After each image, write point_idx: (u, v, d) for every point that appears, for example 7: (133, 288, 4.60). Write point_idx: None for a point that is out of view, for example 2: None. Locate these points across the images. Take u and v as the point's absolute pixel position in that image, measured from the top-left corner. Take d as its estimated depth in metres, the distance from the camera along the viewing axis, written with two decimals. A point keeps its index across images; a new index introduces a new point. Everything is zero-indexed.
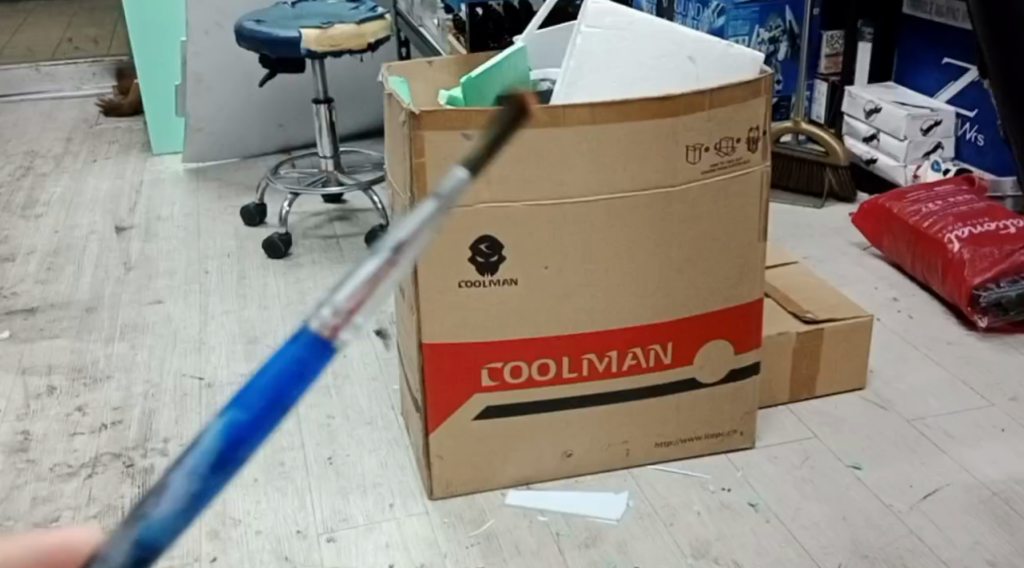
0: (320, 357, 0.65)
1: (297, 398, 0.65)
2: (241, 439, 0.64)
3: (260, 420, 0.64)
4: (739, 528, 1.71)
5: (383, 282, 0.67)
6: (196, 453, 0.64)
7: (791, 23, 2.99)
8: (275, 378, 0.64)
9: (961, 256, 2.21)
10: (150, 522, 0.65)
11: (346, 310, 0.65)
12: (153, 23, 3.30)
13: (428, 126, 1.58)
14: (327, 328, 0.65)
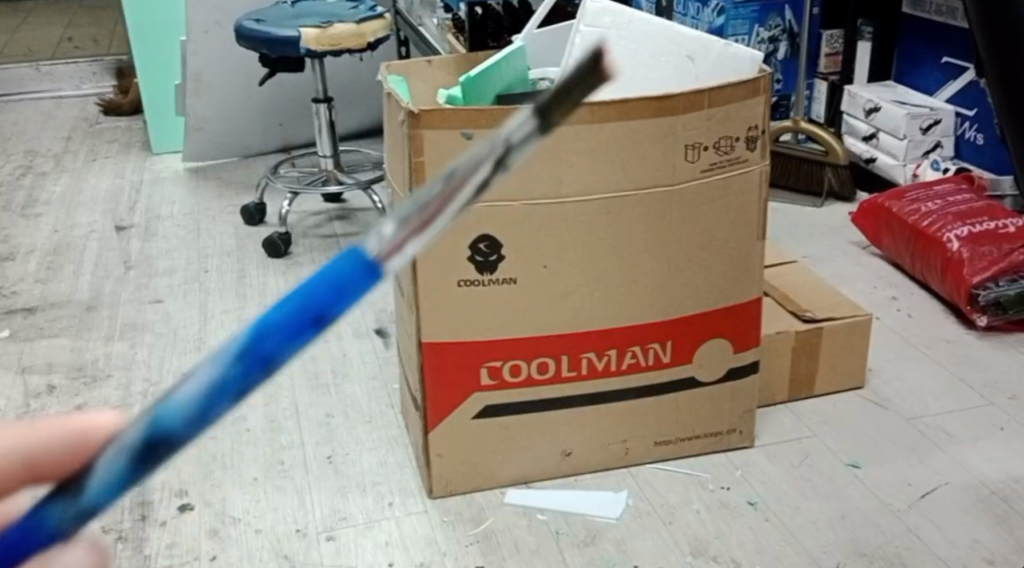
0: (370, 278, 0.50)
1: (340, 315, 0.50)
2: (264, 355, 0.49)
3: (290, 334, 0.49)
4: (738, 527, 1.71)
5: (467, 198, 0.51)
6: (210, 362, 0.50)
7: (791, 23, 2.99)
8: (318, 285, 0.49)
9: (960, 255, 2.21)
10: (143, 435, 0.50)
11: (413, 239, 0.51)
12: (152, 22, 3.30)
13: (428, 125, 1.58)
14: (388, 246, 0.50)
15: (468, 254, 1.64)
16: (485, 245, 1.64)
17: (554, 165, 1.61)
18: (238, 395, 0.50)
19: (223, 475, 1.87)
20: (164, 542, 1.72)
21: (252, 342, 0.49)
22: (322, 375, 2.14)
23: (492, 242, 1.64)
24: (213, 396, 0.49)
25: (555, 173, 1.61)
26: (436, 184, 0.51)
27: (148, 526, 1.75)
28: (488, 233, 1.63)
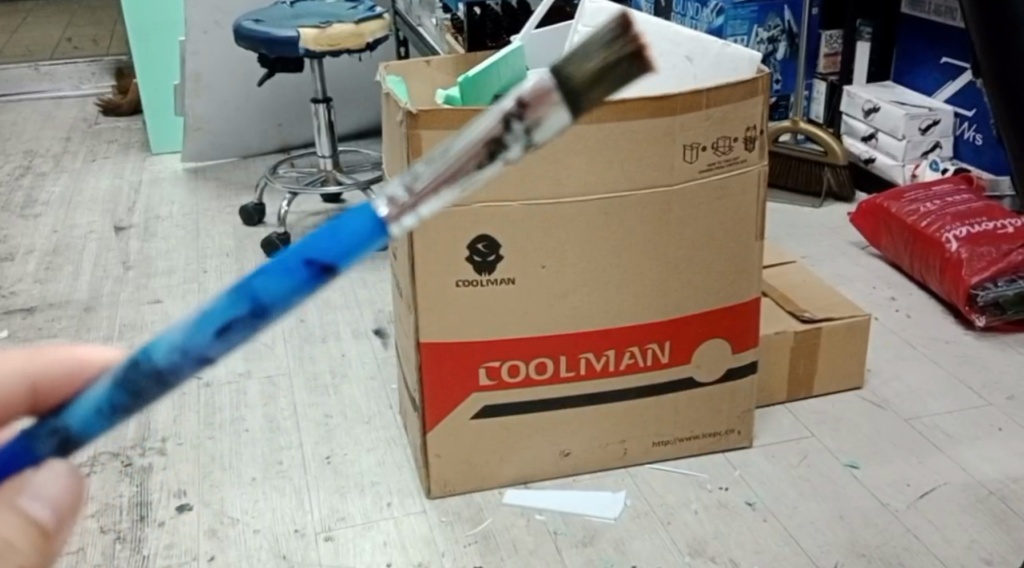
0: (360, 236, 0.69)
1: (331, 266, 0.68)
2: (269, 289, 0.68)
3: (290, 273, 0.68)
4: (736, 527, 1.71)
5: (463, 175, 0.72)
6: (230, 288, 0.69)
7: (790, 23, 2.99)
8: (316, 238, 0.68)
9: (959, 256, 2.21)
10: (174, 334, 0.70)
11: (408, 199, 0.71)
12: (151, 22, 3.30)
13: (426, 125, 1.58)
14: (389, 211, 0.70)
15: (467, 253, 1.64)
16: (483, 245, 1.64)
17: (553, 165, 1.61)
18: (234, 311, 0.69)
19: (222, 475, 1.87)
20: (163, 542, 1.72)
21: (260, 269, 0.68)
22: (321, 375, 2.15)
23: (490, 241, 1.64)
24: (226, 303, 0.69)
25: (553, 172, 1.61)
26: (439, 165, 0.72)
27: (147, 526, 1.75)
28: (487, 233, 1.63)
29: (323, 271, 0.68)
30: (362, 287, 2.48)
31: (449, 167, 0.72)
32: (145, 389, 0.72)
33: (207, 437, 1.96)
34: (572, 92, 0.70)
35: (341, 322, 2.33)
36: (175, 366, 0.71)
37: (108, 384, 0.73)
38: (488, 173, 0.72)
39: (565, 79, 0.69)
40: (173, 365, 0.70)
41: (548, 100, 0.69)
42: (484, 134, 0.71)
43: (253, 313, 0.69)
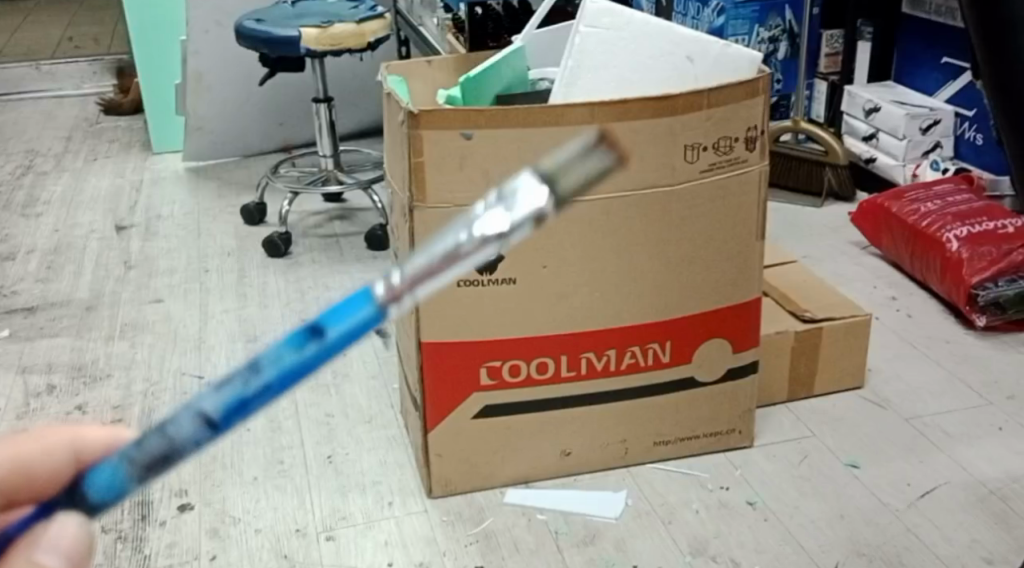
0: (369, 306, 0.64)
1: (337, 338, 0.64)
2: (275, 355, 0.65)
3: (295, 338, 0.65)
4: (737, 526, 1.72)
5: (444, 274, 0.63)
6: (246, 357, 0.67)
7: (791, 23, 2.98)
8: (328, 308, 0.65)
9: (959, 256, 2.21)
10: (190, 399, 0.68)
11: (402, 281, 0.64)
12: (152, 22, 3.30)
13: (427, 125, 1.58)
14: (387, 291, 0.64)
15: None
16: None
17: None
18: (235, 375, 0.66)
19: (223, 474, 1.87)
20: (164, 541, 1.72)
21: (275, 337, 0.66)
22: (322, 374, 2.15)
23: None
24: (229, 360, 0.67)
25: None
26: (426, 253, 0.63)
27: (149, 525, 1.76)
28: None
29: (319, 331, 0.65)
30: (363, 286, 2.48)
31: (438, 256, 0.63)
32: (158, 457, 0.69)
33: None
34: (555, 191, 0.61)
35: None
36: (173, 430, 0.68)
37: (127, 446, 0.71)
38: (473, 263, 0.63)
39: (556, 180, 0.61)
40: (174, 424, 0.68)
41: (534, 198, 0.62)
42: (473, 225, 0.62)
43: (246, 371, 0.66)
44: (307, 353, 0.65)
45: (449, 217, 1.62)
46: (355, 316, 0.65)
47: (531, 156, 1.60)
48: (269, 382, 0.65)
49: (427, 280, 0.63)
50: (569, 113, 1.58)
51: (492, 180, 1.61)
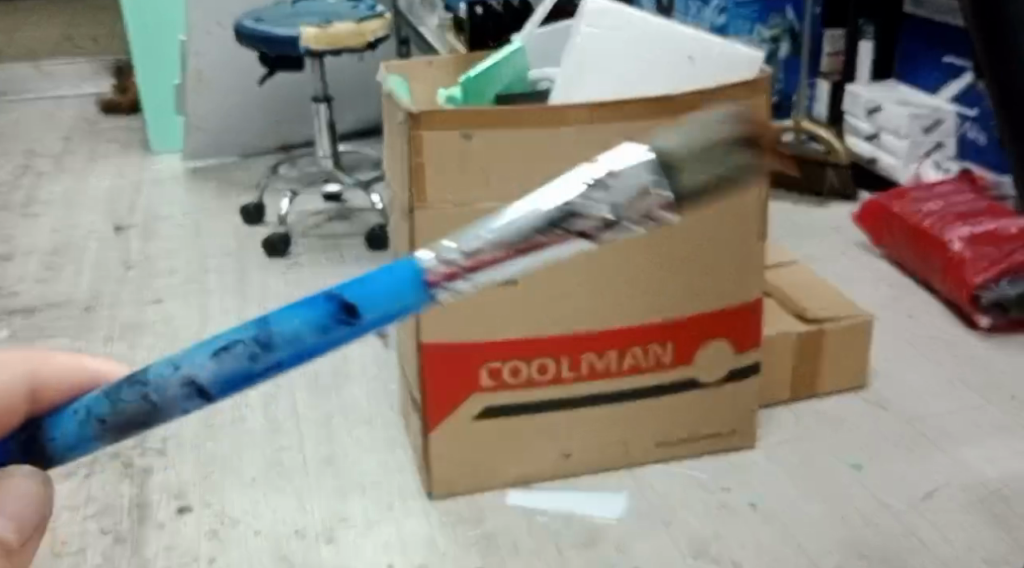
0: (404, 292, 0.75)
1: (363, 323, 0.74)
2: (300, 330, 0.75)
3: (326, 317, 0.74)
4: (738, 527, 1.71)
5: (530, 256, 0.75)
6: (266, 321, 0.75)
7: (793, 21, 3.03)
8: (355, 291, 0.74)
9: (961, 256, 2.20)
10: (205, 347, 0.76)
11: (462, 264, 0.75)
12: (153, 18, 3.29)
13: (428, 125, 1.57)
14: (432, 273, 0.74)
15: None
16: None
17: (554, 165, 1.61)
18: (256, 337, 0.75)
19: (223, 475, 1.86)
20: (163, 542, 1.72)
21: (296, 307, 0.75)
22: (322, 375, 2.14)
23: None
24: (240, 326, 0.76)
25: (554, 173, 1.61)
26: (499, 237, 0.75)
27: (148, 527, 1.75)
28: None
29: (350, 316, 0.74)
30: None
31: (512, 242, 0.75)
32: (163, 390, 0.78)
33: (208, 439, 1.96)
34: (671, 179, 0.74)
35: None
36: (183, 369, 0.77)
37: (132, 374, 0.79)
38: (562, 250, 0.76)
39: (675, 168, 0.74)
40: (186, 365, 0.77)
41: (646, 184, 0.75)
42: (543, 209, 0.75)
43: (266, 336, 0.75)
44: (335, 333, 0.75)
45: (449, 218, 1.61)
46: (384, 309, 0.74)
47: (532, 156, 1.59)
48: (289, 352, 0.75)
49: (494, 266, 0.75)
50: (569, 113, 1.58)
51: (492, 181, 1.61)
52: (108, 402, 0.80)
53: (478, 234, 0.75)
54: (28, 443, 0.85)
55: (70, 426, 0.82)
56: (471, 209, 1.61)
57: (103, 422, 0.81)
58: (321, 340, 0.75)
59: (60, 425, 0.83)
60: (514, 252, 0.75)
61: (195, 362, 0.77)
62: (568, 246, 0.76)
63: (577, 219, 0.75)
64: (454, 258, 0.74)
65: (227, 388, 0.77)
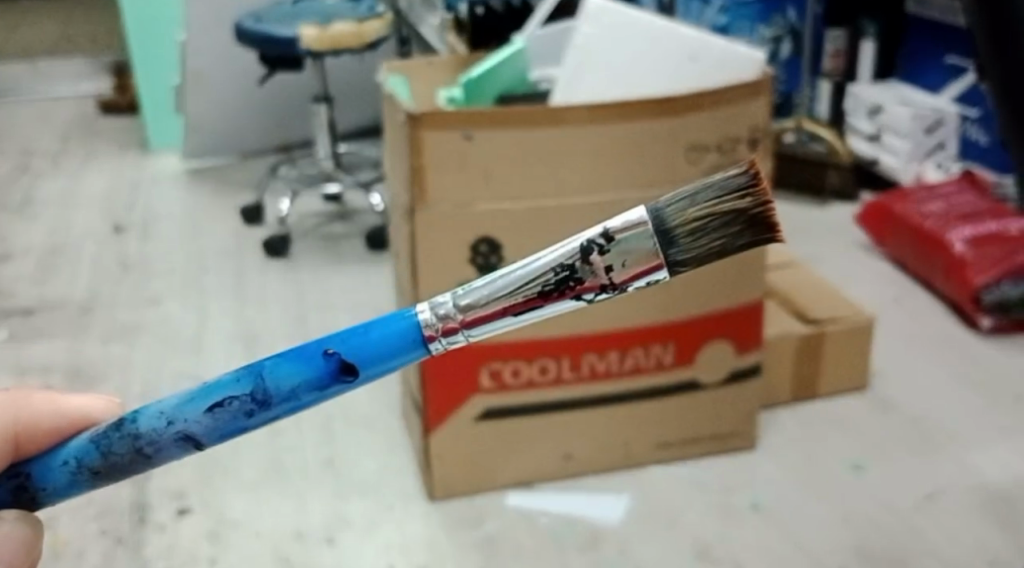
0: (409, 350, 0.80)
1: (363, 378, 0.80)
2: (303, 387, 0.79)
3: (328, 375, 0.79)
4: (740, 529, 1.70)
5: (527, 312, 0.82)
6: (265, 375, 0.79)
7: (793, 20, 3.05)
8: (358, 348, 0.79)
9: (964, 257, 2.19)
10: (200, 404, 0.80)
11: (461, 319, 0.81)
12: (147, 15, 3.27)
13: (429, 127, 1.56)
14: (431, 329, 0.80)
15: (469, 256, 1.63)
16: (485, 246, 1.63)
17: (555, 165, 1.60)
18: (256, 392, 0.79)
19: (223, 477, 1.86)
20: (163, 545, 1.71)
21: (296, 360, 0.80)
22: None
23: (492, 243, 1.63)
24: (234, 382, 0.80)
25: (555, 173, 1.61)
26: (500, 293, 0.82)
27: (148, 528, 1.74)
28: (489, 234, 1.62)
29: (352, 372, 0.79)
30: (364, 288, 2.47)
31: (511, 298, 0.82)
32: (155, 443, 0.81)
33: None
34: (671, 249, 0.79)
35: (343, 322, 2.31)
36: (177, 425, 0.80)
37: (119, 424, 0.82)
38: (551, 308, 0.82)
39: (672, 238, 0.79)
40: (179, 420, 0.80)
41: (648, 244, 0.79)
42: (540, 268, 0.81)
43: (267, 394, 0.79)
44: (336, 389, 0.80)
45: (450, 219, 1.61)
46: (386, 363, 0.80)
47: (533, 157, 1.59)
48: (290, 406, 0.80)
49: (492, 320, 0.82)
50: (569, 114, 1.58)
51: (493, 182, 1.60)
52: (98, 452, 0.82)
53: (480, 286, 0.82)
54: (16, 492, 0.85)
55: (59, 474, 0.84)
56: (471, 210, 1.61)
57: (90, 471, 0.83)
58: (319, 393, 0.80)
59: (47, 474, 0.84)
60: (512, 305, 0.82)
61: (186, 418, 0.80)
62: (563, 305, 0.82)
63: (573, 277, 0.80)
64: (451, 313, 0.80)
65: (222, 438, 0.81)
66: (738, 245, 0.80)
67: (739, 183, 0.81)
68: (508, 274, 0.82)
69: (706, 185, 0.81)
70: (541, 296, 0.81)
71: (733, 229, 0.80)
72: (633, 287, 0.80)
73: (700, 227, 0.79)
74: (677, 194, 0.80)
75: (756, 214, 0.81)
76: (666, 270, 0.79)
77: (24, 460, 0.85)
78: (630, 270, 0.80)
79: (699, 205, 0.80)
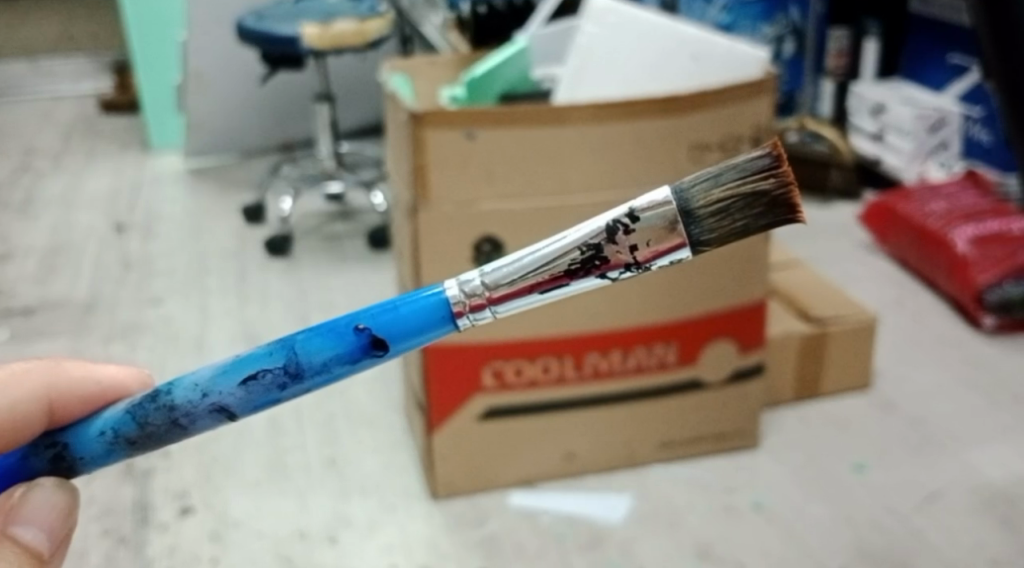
0: (431, 328, 0.91)
1: (388, 354, 0.91)
2: (332, 361, 0.91)
3: (355, 350, 0.90)
4: (744, 529, 1.70)
5: (551, 289, 0.92)
6: (298, 349, 0.91)
7: (796, 19, 3.06)
8: (382, 327, 0.90)
9: (966, 257, 2.19)
10: (238, 375, 0.91)
11: (489, 295, 0.91)
12: (150, 15, 3.26)
13: (430, 126, 1.56)
14: (455, 309, 0.90)
15: (471, 254, 1.63)
16: (487, 246, 1.63)
17: (557, 164, 1.60)
18: (289, 366, 0.91)
19: (225, 476, 1.86)
20: (166, 545, 1.71)
21: (326, 337, 0.91)
22: None
23: (494, 242, 1.63)
24: (270, 357, 0.91)
25: (559, 172, 1.60)
26: (529, 272, 0.92)
27: (149, 528, 1.74)
28: (491, 233, 1.62)
29: (379, 348, 0.90)
30: (365, 288, 2.47)
31: (535, 277, 0.92)
32: (198, 409, 0.93)
33: (210, 439, 1.95)
34: (695, 227, 0.89)
35: None
36: (217, 395, 0.92)
37: (164, 394, 0.94)
38: (576, 286, 0.92)
39: (695, 217, 0.89)
40: (219, 391, 0.92)
41: (672, 226, 0.89)
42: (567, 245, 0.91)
43: (300, 366, 0.91)
44: (363, 362, 0.91)
45: (453, 219, 1.61)
46: (409, 340, 0.91)
47: (535, 155, 1.59)
48: (320, 377, 0.91)
49: (520, 296, 0.92)
50: (573, 113, 1.58)
51: (496, 181, 1.60)
52: (136, 420, 0.95)
53: (504, 265, 0.92)
54: (55, 460, 0.98)
55: (96, 443, 0.97)
56: (475, 209, 1.61)
57: (135, 439, 0.95)
58: (350, 365, 0.91)
59: (85, 443, 0.97)
60: (537, 282, 0.92)
61: (225, 389, 0.92)
62: (587, 282, 0.92)
63: (599, 256, 0.90)
64: (479, 290, 0.90)
65: (254, 408, 0.92)
66: (760, 224, 0.89)
67: (761, 165, 0.90)
68: (534, 253, 0.92)
69: (731, 166, 0.90)
70: (567, 273, 0.91)
71: (755, 210, 0.89)
72: (656, 265, 0.90)
73: (722, 208, 0.89)
74: (702, 175, 0.90)
75: (778, 195, 0.90)
76: (689, 248, 0.89)
77: (73, 429, 0.98)
78: (654, 248, 0.90)
79: (722, 186, 0.89)
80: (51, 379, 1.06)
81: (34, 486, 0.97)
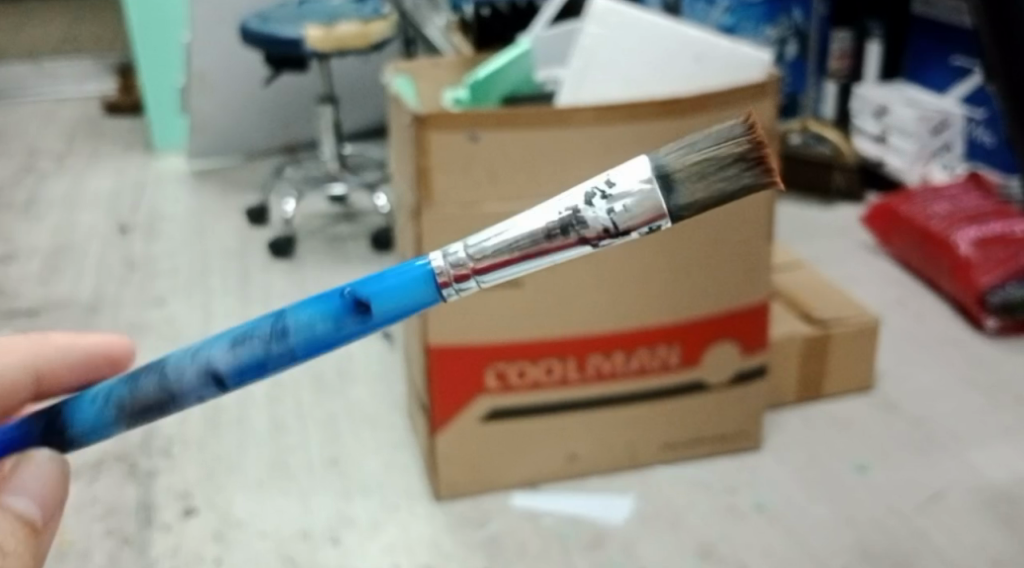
0: (421, 296, 0.90)
1: (376, 319, 0.90)
2: (320, 325, 0.90)
3: (341, 314, 0.90)
4: (746, 529, 1.71)
5: (536, 257, 0.90)
6: (286, 315, 0.90)
7: (798, 21, 3.05)
8: (371, 292, 0.90)
9: (969, 258, 2.19)
10: (228, 339, 0.91)
11: (472, 265, 0.90)
12: (154, 19, 3.28)
13: (434, 127, 1.57)
14: (441, 277, 0.90)
15: None
16: None
17: (562, 166, 1.60)
18: (276, 328, 0.90)
19: (228, 475, 1.86)
20: (169, 544, 1.71)
21: (314, 303, 0.91)
22: (327, 376, 2.13)
23: None
24: (260, 322, 0.91)
25: (563, 173, 1.61)
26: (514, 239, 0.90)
27: (153, 528, 1.75)
28: None
29: (366, 312, 0.90)
30: None
31: (520, 245, 0.90)
32: (187, 372, 0.92)
33: (213, 439, 1.95)
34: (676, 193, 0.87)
35: None
36: (207, 357, 0.91)
37: (157, 359, 0.94)
38: (562, 255, 0.90)
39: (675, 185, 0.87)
40: (208, 353, 0.91)
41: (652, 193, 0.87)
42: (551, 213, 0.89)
43: (284, 330, 0.90)
44: (350, 328, 0.90)
45: (457, 220, 1.61)
46: (398, 306, 0.90)
47: (538, 156, 1.59)
48: (303, 343, 0.90)
49: (506, 266, 0.91)
50: (576, 115, 1.58)
51: (499, 183, 1.60)
52: (126, 390, 0.95)
53: (490, 236, 0.91)
54: (44, 431, 0.98)
55: (85, 412, 0.96)
56: (479, 210, 1.61)
57: (121, 409, 0.95)
58: (336, 331, 0.90)
59: (75, 413, 0.96)
60: (522, 252, 0.90)
61: (215, 353, 0.91)
62: (570, 251, 0.90)
63: (579, 223, 0.89)
64: (463, 260, 0.90)
65: (241, 377, 0.92)
66: (738, 189, 0.88)
67: (734, 131, 0.89)
68: (516, 224, 0.91)
69: (705, 134, 0.89)
70: (546, 239, 0.90)
71: (733, 172, 0.88)
72: (639, 233, 0.88)
73: (701, 171, 0.87)
74: (676, 145, 0.89)
75: (752, 157, 0.89)
76: (668, 216, 0.87)
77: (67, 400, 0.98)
78: (636, 216, 0.88)
79: (699, 151, 0.88)
80: (39, 348, 1.07)
81: (26, 456, 0.97)
